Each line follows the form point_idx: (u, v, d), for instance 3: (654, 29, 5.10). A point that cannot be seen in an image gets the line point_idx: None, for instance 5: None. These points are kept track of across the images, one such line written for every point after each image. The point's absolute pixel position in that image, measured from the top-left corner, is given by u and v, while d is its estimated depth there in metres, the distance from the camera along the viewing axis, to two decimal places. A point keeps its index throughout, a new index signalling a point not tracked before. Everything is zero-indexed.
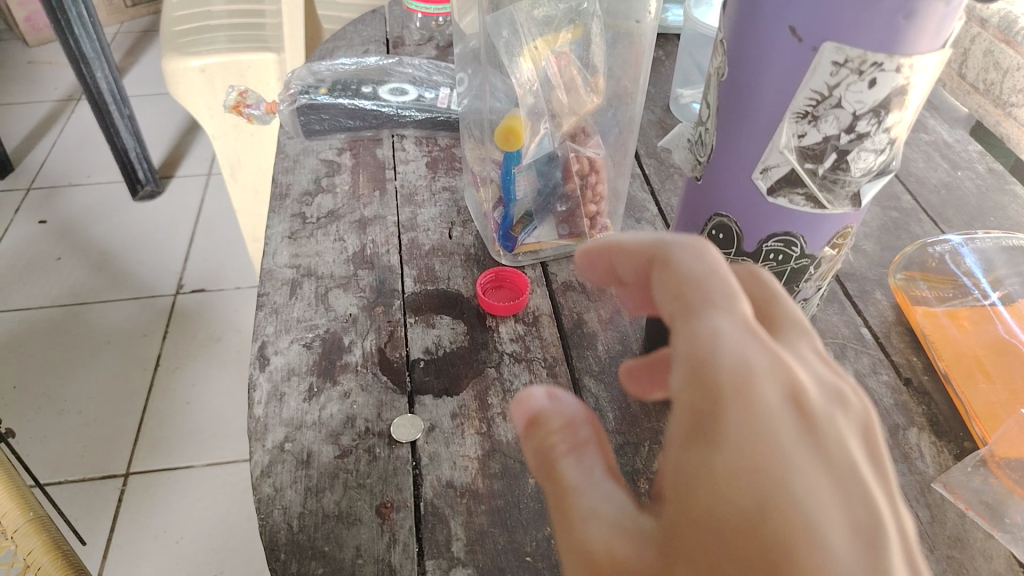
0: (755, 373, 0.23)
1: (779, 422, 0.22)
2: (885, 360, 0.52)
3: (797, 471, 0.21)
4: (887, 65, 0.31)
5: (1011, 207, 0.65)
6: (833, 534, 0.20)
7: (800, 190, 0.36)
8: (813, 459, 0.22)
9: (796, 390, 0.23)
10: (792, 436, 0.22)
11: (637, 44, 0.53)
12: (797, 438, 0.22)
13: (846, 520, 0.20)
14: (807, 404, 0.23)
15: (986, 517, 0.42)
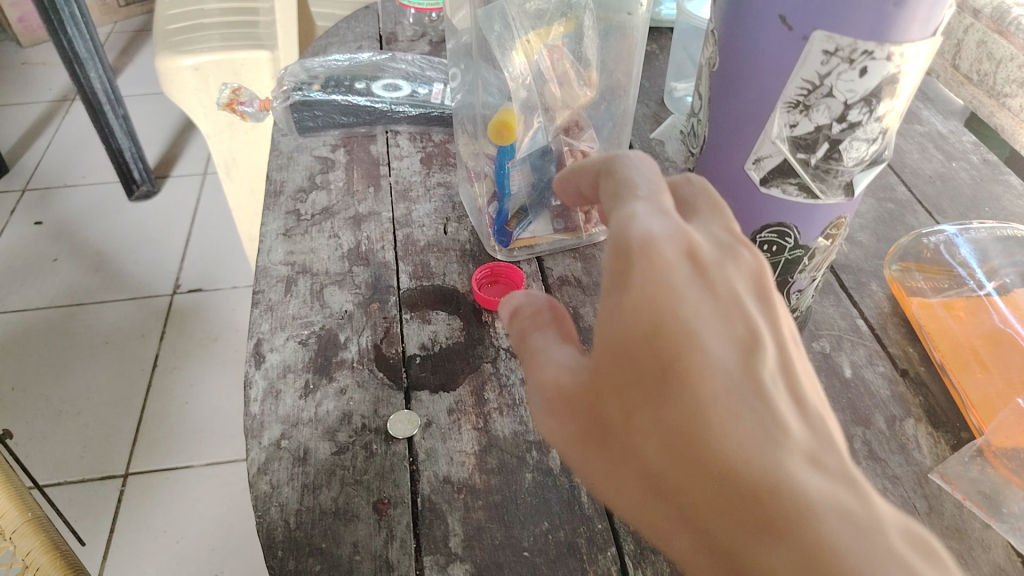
0: (660, 236, 0.27)
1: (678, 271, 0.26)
2: (882, 351, 0.52)
3: (691, 306, 0.25)
4: (878, 53, 0.30)
5: (1005, 197, 0.65)
6: (721, 358, 0.24)
7: (793, 180, 0.36)
8: (705, 299, 0.25)
9: (695, 246, 0.27)
10: (688, 282, 0.26)
11: (629, 37, 0.54)
12: (694, 282, 0.26)
13: (730, 345, 0.25)
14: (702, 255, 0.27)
15: (983, 507, 0.42)
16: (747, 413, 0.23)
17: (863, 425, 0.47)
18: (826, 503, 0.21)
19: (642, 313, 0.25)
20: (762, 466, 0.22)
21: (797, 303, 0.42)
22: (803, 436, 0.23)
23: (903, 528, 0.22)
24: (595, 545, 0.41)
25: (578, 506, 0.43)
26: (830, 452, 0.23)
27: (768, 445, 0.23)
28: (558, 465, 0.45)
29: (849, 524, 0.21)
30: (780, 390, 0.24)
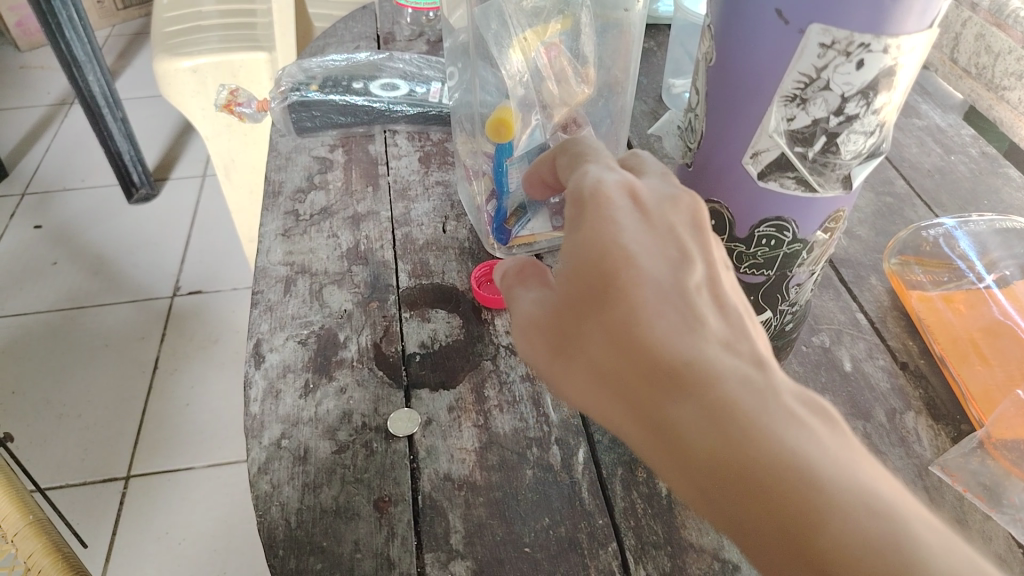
0: (610, 184, 0.33)
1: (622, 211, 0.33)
2: (881, 345, 0.52)
3: (632, 235, 0.32)
4: (875, 46, 0.30)
5: (1004, 190, 0.65)
6: (655, 272, 0.30)
7: (790, 174, 0.36)
8: (645, 232, 0.32)
9: (638, 192, 0.33)
10: (631, 219, 0.32)
11: (626, 34, 0.55)
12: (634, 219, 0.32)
13: (663, 263, 0.31)
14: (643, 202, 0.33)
15: (984, 498, 0.42)
16: (674, 310, 0.30)
17: (863, 418, 0.47)
18: (733, 373, 0.28)
19: (592, 239, 0.32)
20: (684, 349, 0.28)
21: (796, 297, 0.42)
22: (721, 330, 0.30)
23: (797, 393, 0.28)
24: (597, 540, 0.41)
25: (579, 502, 0.43)
26: (743, 340, 0.29)
27: (690, 334, 0.29)
28: (558, 461, 0.45)
29: (749, 386, 0.27)
30: (705, 298, 0.31)
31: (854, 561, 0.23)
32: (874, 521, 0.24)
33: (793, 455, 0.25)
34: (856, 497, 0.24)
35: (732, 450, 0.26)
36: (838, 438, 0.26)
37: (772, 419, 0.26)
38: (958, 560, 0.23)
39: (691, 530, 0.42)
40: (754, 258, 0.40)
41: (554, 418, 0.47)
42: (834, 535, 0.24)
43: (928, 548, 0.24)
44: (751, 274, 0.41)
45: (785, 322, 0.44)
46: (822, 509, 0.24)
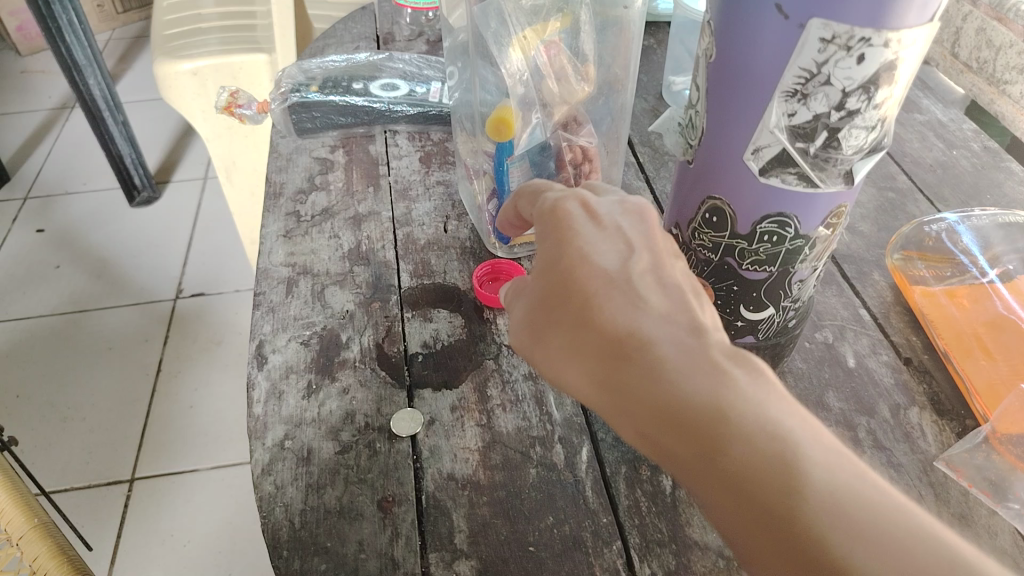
0: (567, 199, 0.38)
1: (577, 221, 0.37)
2: (885, 340, 0.52)
3: (585, 239, 0.36)
4: (875, 40, 0.30)
5: (1007, 184, 0.65)
6: (605, 263, 0.34)
7: (792, 170, 0.36)
8: (598, 235, 0.36)
9: (590, 204, 0.38)
10: (586, 224, 0.36)
11: (625, 31, 0.54)
12: (588, 226, 0.36)
13: (613, 256, 0.35)
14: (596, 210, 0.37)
15: (988, 493, 0.42)
16: (620, 293, 0.33)
17: (867, 414, 0.47)
18: (671, 342, 0.31)
19: (553, 250, 0.36)
20: (628, 324, 0.32)
21: (799, 293, 0.42)
22: (662, 303, 0.33)
23: (725, 347, 0.31)
24: (601, 539, 0.41)
25: (582, 500, 0.42)
26: (683, 309, 0.33)
27: (633, 310, 0.33)
28: (561, 460, 0.45)
29: (680, 348, 0.31)
30: (648, 280, 0.34)
31: (760, 484, 0.27)
32: (778, 448, 0.28)
33: (713, 402, 0.29)
34: (764, 430, 0.28)
35: (664, 405, 0.30)
36: (758, 381, 0.30)
37: (698, 374, 0.30)
38: (843, 473, 0.28)
39: (695, 527, 0.41)
40: (757, 255, 0.40)
41: (557, 417, 0.47)
42: (746, 465, 0.28)
43: (822, 466, 0.28)
44: (754, 271, 0.41)
45: (788, 318, 0.44)
46: (735, 443, 0.28)
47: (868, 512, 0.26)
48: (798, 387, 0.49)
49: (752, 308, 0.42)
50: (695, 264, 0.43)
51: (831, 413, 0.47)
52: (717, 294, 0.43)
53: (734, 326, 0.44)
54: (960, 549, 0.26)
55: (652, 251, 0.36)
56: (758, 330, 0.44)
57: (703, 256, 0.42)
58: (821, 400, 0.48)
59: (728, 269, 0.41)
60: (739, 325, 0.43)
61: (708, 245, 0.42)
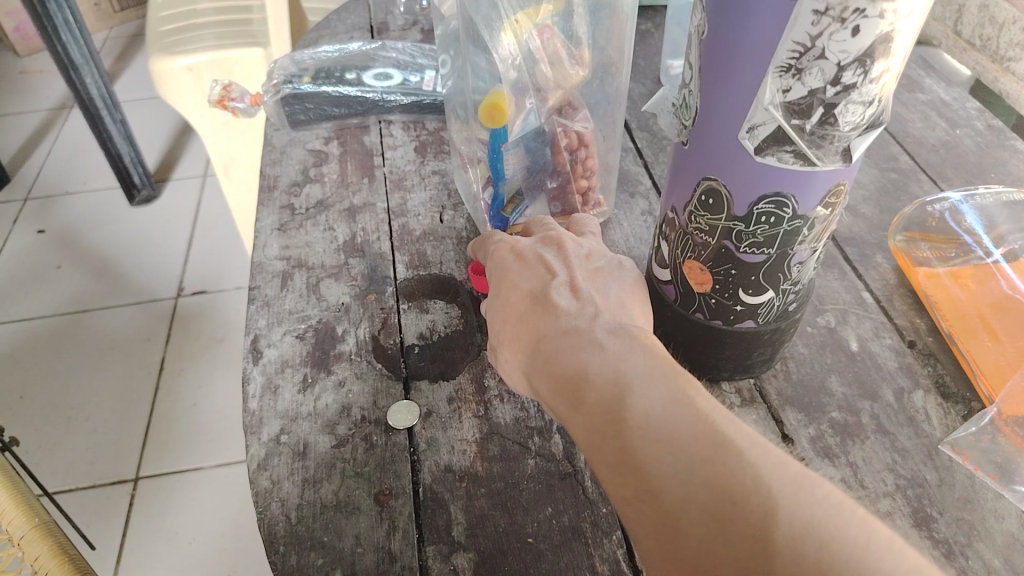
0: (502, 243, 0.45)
1: (506, 259, 0.44)
2: (888, 324, 0.51)
3: (513, 273, 0.42)
4: (869, 12, 0.29)
5: (1011, 162, 0.64)
6: (528, 284, 0.41)
7: (788, 148, 0.35)
8: (524, 263, 0.43)
9: (517, 244, 0.45)
10: (515, 259, 0.43)
11: (619, 14, 0.52)
12: (516, 261, 0.43)
13: (534, 279, 0.41)
14: (525, 248, 0.44)
15: (995, 477, 0.42)
16: (536, 305, 0.40)
17: (871, 398, 0.46)
18: (565, 330, 0.38)
19: (492, 283, 0.43)
20: (536, 324, 0.39)
21: (799, 276, 0.41)
22: (569, 303, 0.39)
23: (610, 330, 0.37)
24: (601, 529, 0.40)
25: (581, 490, 0.42)
26: (587, 308, 0.39)
27: (543, 312, 0.39)
28: (560, 451, 0.44)
29: (570, 334, 0.38)
30: (563, 291, 0.40)
31: (606, 422, 0.33)
32: (621, 393, 0.34)
33: (583, 368, 0.36)
34: (614, 381, 0.34)
35: (552, 378, 0.37)
36: (628, 349, 0.36)
37: (577, 352, 0.36)
38: (672, 404, 0.33)
39: None
40: (754, 237, 0.39)
41: None
42: (600, 412, 0.34)
43: (652, 401, 0.33)
44: (752, 254, 0.40)
45: (789, 302, 0.43)
46: (595, 397, 0.34)
47: (680, 428, 0.32)
48: (800, 372, 0.48)
49: (751, 292, 0.42)
50: (692, 249, 0.42)
51: (834, 398, 0.47)
52: (715, 279, 0.42)
53: (733, 311, 0.43)
54: (753, 448, 0.31)
55: (570, 270, 0.42)
56: (758, 315, 0.43)
57: (700, 241, 0.41)
58: (824, 385, 0.47)
59: (725, 253, 0.41)
60: (739, 309, 0.43)
61: (704, 229, 0.41)
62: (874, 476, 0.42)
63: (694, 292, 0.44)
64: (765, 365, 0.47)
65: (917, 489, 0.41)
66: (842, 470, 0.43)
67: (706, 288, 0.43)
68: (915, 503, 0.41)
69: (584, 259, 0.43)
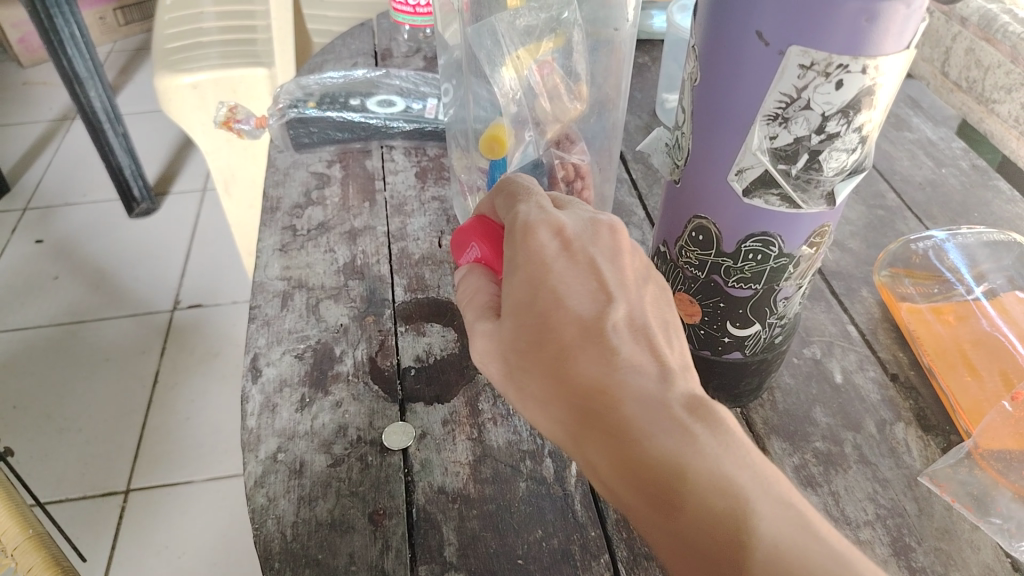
0: (535, 218, 0.38)
1: (553, 251, 0.37)
2: (872, 357, 0.53)
3: (560, 279, 0.36)
4: (852, 67, 0.31)
5: (994, 202, 0.66)
6: (579, 310, 0.35)
7: (774, 191, 0.36)
8: (575, 268, 0.37)
9: (559, 229, 0.38)
10: (556, 258, 0.37)
11: (617, 51, 0.55)
12: (564, 259, 0.37)
13: (590, 301, 0.36)
14: (575, 238, 0.38)
15: (972, 509, 0.43)
16: (593, 347, 0.35)
17: (854, 429, 0.48)
18: (637, 399, 0.34)
19: (523, 284, 0.36)
20: (596, 378, 0.34)
21: (785, 310, 0.43)
22: (632, 354, 0.35)
23: (686, 402, 0.34)
24: (589, 552, 0.41)
25: (571, 513, 0.43)
26: (651, 363, 0.35)
27: (602, 364, 0.34)
28: (551, 474, 0.45)
29: (646, 406, 0.33)
30: (622, 332, 0.35)
31: (713, 539, 0.31)
32: (731, 504, 0.31)
33: (678, 464, 0.32)
34: (718, 488, 0.31)
35: (631, 465, 0.33)
36: (719, 439, 0.33)
37: (660, 436, 0.33)
38: (790, 523, 0.31)
39: None
40: (742, 272, 0.41)
41: None
42: (708, 524, 0.31)
43: (770, 520, 0.31)
44: (739, 288, 0.41)
45: (775, 334, 0.44)
46: (694, 501, 0.31)
47: (809, 561, 0.29)
48: (786, 403, 0.50)
49: (739, 325, 0.43)
50: (682, 281, 0.44)
51: (818, 428, 0.48)
52: (704, 311, 0.43)
53: (721, 342, 0.44)
54: None
55: (624, 291, 0.37)
56: (745, 347, 0.44)
57: (690, 274, 0.43)
58: (809, 415, 0.49)
59: (714, 287, 0.42)
60: (726, 341, 0.44)
61: (694, 263, 0.42)
62: (856, 505, 0.43)
63: (684, 323, 0.45)
64: (752, 395, 0.49)
65: (897, 518, 0.43)
66: (825, 499, 0.44)
67: (695, 319, 0.44)
68: (895, 533, 0.42)
69: (635, 272, 0.38)
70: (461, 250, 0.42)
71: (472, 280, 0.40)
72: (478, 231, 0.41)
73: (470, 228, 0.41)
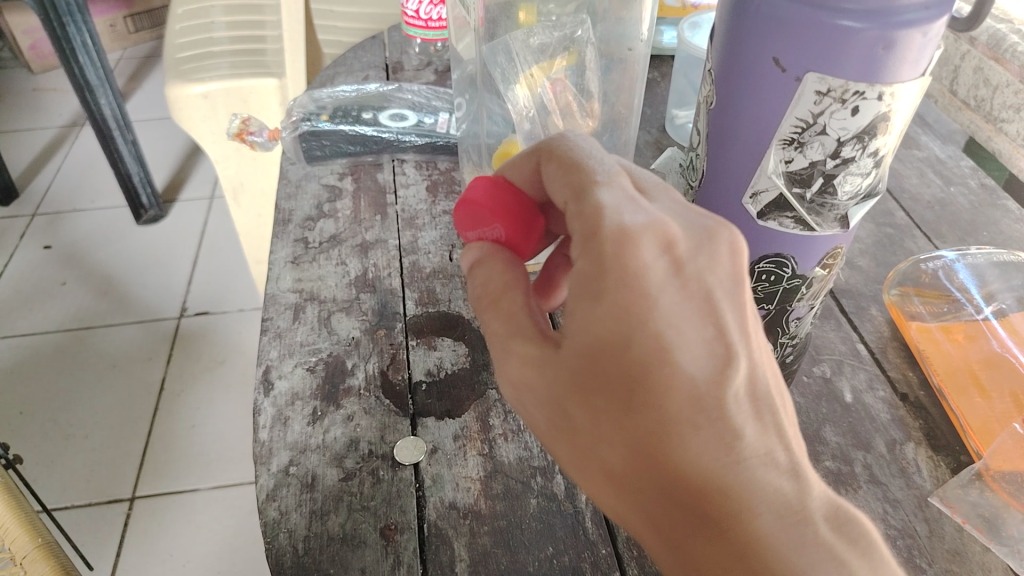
0: (634, 222, 0.31)
1: (660, 278, 0.30)
2: (882, 376, 0.53)
3: (668, 324, 0.30)
4: (868, 93, 0.32)
5: (1003, 222, 0.66)
6: (693, 374, 0.30)
7: (789, 213, 0.37)
8: (685, 305, 0.30)
9: (666, 244, 0.31)
10: (662, 289, 0.30)
11: (631, 70, 0.58)
12: (673, 290, 0.30)
13: (705, 359, 0.30)
14: (687, 257, 0.31)
15: (982, 530, 0.43)
16: (709, 425, 0.30)
17: (864, 449, 0.48)
18: (768, 507, 0.30)
19: (615, 325, 0.30)
20: (714, 469, 0.30)
21: (797, 330, 0.43)
22: (756, 437, 0.31)
23: (828, 514, 0.31)
24: (600, 570, 0.41)
25: (582, 531, 0.43)
26: (776, 451, 0.31)
27: (718, 450, 0.30)
28: (562, 491, 0.45)
29: (776, 515, 0.30)
30: (743, 407, 0.31)
31: None
32: None
33: None
34: None
35: None
36: (865, 559, 0.30)
37: (799, 558, 0.30)
38: None
39: None
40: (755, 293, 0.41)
41: None
42: None
43: None
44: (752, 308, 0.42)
45: (786, 353, 0.44)
46: None
47: None
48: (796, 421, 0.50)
49: None
50: None
51: (828, 447, 0.48)
52: None
53: None
54: None
55: (745, 341, 0.31)
56: None
57: None
58: (819, 434, 0.49)
59: None
60: None
61: None
62: None
63: None
64: None
65: (907, 539, 0.43)
66: None
67: None
68: (905, 554, 0.42)
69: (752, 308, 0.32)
70: (478, 219, 0.40)
71: (494, 273, 0.38)
72: (503, 207, 0.40)
73: (492, 201, 0.40)
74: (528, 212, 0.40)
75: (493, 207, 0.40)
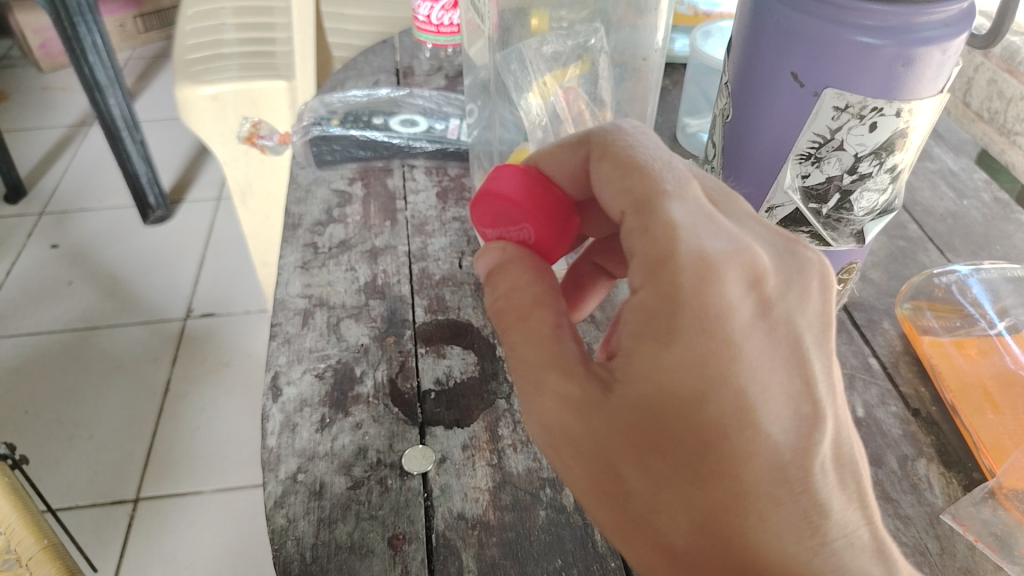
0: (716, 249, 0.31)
1: (745, 323, 0.31)
2: (893, 391, 0.53)
3: (752, 377, 0.30)
4: (886, 110, 0.33)
5: (1017, 236, 0.66)
6: (779, 440, 0.30)
7: (805, 228, 0.38)
8: (767, 356, 0.31)
9: (750, 284, 0.31)
10: (747, 340, 0.31)
11: (643, 80, 0.58)
12: (759, 334, 0.31)
13: (790, 424, 0.31)
14: (773, 297, 0.32)
15: (995, 549, 0.43)
16: (789, 496, 0.30)
17: (875, 464, 0.48)
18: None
19: (691, 378, 0.30)
20: (794, 546, 0.30)
21: None
22: (841, 510, 0.32)
23: None
24: None
25: (591, 543, 0.43)
26: (853, 520, 0.32)
27: (795, 524, 0.31)
28: (571, 503, 0.45)
29: None
30: (828, 475, 0.31)
31: None
32: None
33: None
34: None
35: None
36: None
37: None
38: None
39: None
40: None
41: None
42: None
43: None
44: None
45: None
46: None
47: None
48: None
49: None
50: None
51: None
52: None
53: None
54: None
55: (830, 400, 0.32)
56: None
57: None
58: None
59: None
60: None
61: None
62: None
63: None
64: None
65: (918, 557, 0.43)
66: None
67: None
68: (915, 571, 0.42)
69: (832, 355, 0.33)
70: (510, 217, 0.40)
71: (522, 281, 0.37)
72: (538, 209, 0.40)
73: (530, 203, 0.40)
74: (562, 214, 0.41)
75: (530, 209, 0.40)
